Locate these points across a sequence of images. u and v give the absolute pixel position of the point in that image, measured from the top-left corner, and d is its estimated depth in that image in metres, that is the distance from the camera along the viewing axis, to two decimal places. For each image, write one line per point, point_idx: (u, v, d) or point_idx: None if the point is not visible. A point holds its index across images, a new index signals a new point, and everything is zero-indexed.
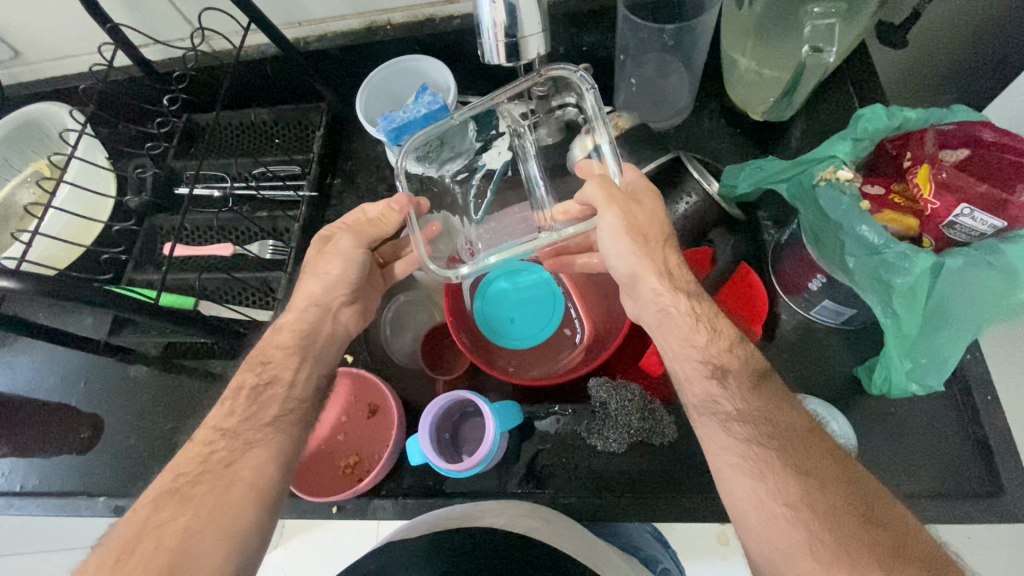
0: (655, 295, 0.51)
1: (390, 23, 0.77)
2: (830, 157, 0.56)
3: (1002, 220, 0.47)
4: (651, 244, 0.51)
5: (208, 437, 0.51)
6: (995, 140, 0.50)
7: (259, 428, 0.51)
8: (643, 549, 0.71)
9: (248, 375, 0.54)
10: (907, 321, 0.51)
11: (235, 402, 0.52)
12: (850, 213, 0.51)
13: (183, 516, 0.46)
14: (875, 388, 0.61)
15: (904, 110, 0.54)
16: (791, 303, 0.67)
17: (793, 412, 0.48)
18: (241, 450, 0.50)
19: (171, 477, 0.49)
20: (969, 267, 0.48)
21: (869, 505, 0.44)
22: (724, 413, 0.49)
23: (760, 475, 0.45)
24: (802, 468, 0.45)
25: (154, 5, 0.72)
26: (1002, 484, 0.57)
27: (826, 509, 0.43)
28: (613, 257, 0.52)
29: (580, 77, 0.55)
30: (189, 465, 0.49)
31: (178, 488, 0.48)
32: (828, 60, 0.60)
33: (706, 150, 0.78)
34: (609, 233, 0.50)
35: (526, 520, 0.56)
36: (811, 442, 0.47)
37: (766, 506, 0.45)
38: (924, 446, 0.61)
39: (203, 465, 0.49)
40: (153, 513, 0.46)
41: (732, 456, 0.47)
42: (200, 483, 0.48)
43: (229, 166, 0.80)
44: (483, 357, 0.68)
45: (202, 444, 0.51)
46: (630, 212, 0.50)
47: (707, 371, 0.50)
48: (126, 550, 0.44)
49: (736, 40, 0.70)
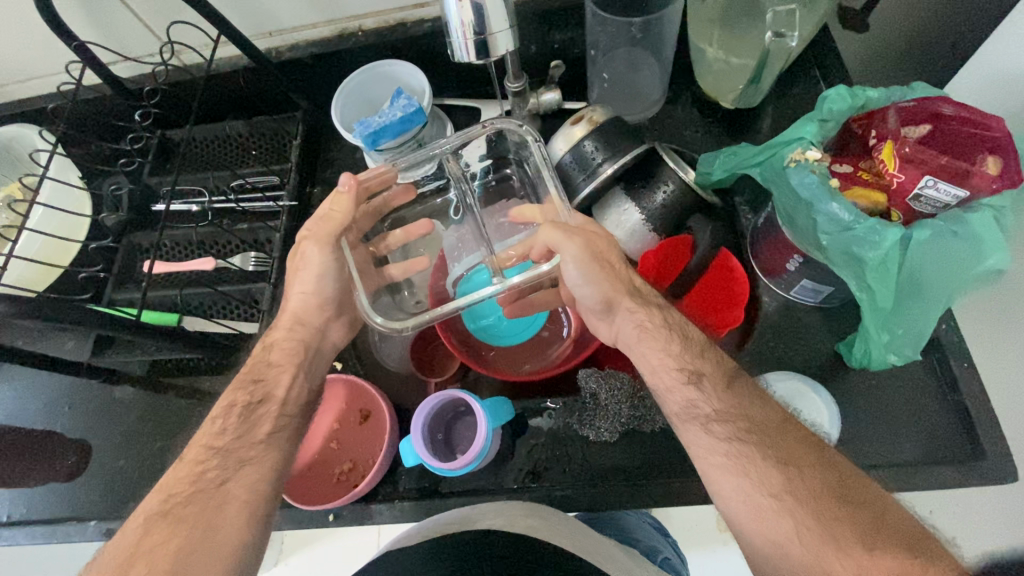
0: (628, 312, 0.53)
1: (361, 30, 0.77)
2: (798, 139, 0.57)
3: (964, 189, 0.49)
4: (614, 268, 0.53)
5: (198, 456, 0.50)
6: (953, 114, 0.51)
7: (252, 446, 0.51)
8: (641, 541, 0.70)
9: (240, 393, 0.53)
10: (881, 293, 0.52)
11: (225, 420, 0.51)
12: (820, 192, 0.52)
13: (175, 538, 0.45)
14: (855, 361, 0.63)
15: (866, 90, 0.56)
16: (773, 285, 0.69)
17: (766, 405, 0.49)
18: (235, 469, 0.49)
19: (161, 497, 0.48)
20: (936, 238, 0.50)
21: (846, 486, 0.44)
22: (704, 415, 0.48)
23: (742, 471, 0.45)
24: (782, 458, 0.45)
25: (121, 21, 0.71)
26: (984, 449, 0.59)
27: (808, 493, 0.44)
28: (585, 288, 0.53)
29: (524, 132, 0.60)
30: (181, 484, 0.48)
31: (169, 509, 0.47)
32: (790, 45, 0.62)
33: (681, 139, 0.79)
34: (576, 268, 0.51)
35: (524, 520, 0.55)
36: (787, 429, 0.48)
37: (754, 499, 0.44)
38: (908, 418, 0.62)
39: (195, 484, 0.48)
40: (145, 532, 0.45)
41: (717, 455, 0.46)
42: (189, 500, 0.47)
43: (207, 180, 0.81)
44: (473, 355, 0.70)
45: (193, 462, 0.49)
46: (589, 241, 0.52)
47: (684, 378, 0.50)
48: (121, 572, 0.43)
49: (702, 31, 0.71)
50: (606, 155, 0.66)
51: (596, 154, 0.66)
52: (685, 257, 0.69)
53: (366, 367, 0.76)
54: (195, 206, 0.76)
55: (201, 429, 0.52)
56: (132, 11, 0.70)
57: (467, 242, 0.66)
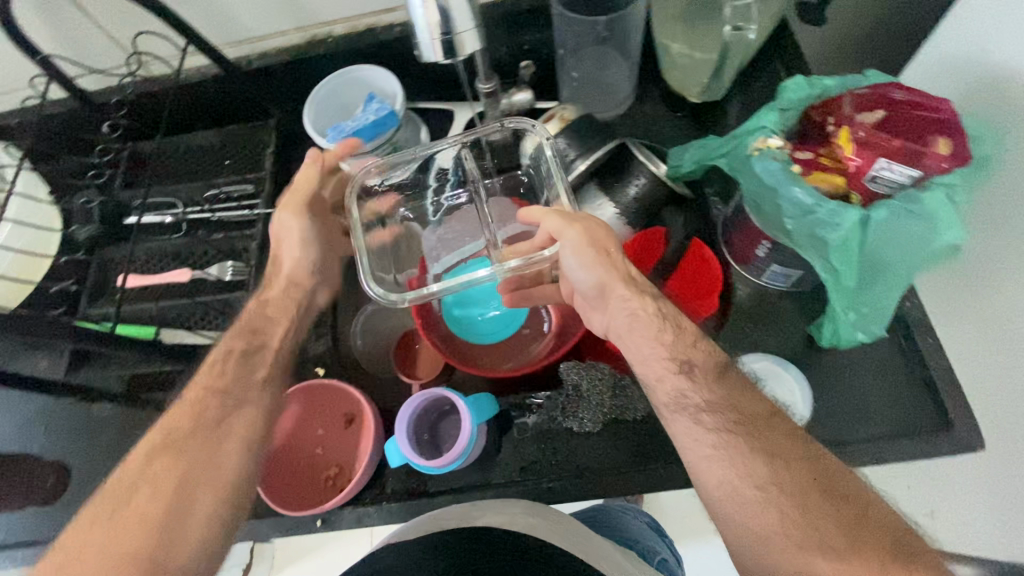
0: (621, 299, 0.52)
1: (331, 37, 0.77)
2: (761, 128, 0.59)
3: (918, 169, 0.51)
4: (612, 257, 0.53)
5: (198, 394, 0.51)
6: (904, 99, 0.53)
7: (252, 387, 0.53)
8: (640, 540, 0.71)
9: (237, 340, 0.55)
10: (845, 273, 0.55)
11: (224, 362, 0.53)
12: (782, 178, 0.54)
13: (176, 467, 0.47)
14: (825, 341, 0.65)
15: (822, 79, 0.59)
16: (745, 272, 0.70)
17: (756, 398, 0.49)
18: (235, 408, 0.51)
19: (163, 433, 0.49)
20: (894, 218, 0.52)
21: (830, 476, 0.45)
22: (694, 405, 0.48)
23: (730, 462, 0.46)
24: (769, 450, 0.46)
25: (87, 33, 0.71)
26: (951, 419, 0.61)
27: (793, 484, 0.44)
28: (580, 274, 0.53)
29: (537, 129, 0.61)
30: (181, 420, 0.49)
31: (170, 440, 0.48)
32: (748, 37, 0.65)
33: (652, 134, 0.81)
34: (575, 255, 0.52)
35: (523, 518, 0.55)
36: (775, 423, 0.48)
37: (741, 490, 0.44)
38: (878, 392, 0.65)
39: (195, 419, 0.49)
40: (148, 463, 0.46)
41: (704, 447, 0.47)
42: (190, 438, 0.48)
43: (179, 192, 0.80)
44: (456, 354, 0.70)
45: (192, 401, 0.50)
46: (589, 229, 0.53)
47: (676, 368, 0.49)
48: (124, 496, 0.45)
49: (667, 28, 0.74)
50: (578, 152, 0.68)
51: (568, 151, 0.68)
52: (656, 255, 0.71)
53: (349, 371, 0.76)
54: (169, 218, 0.75)
55: (201, 372, 0.53)
56: (95, 22, 0.70)
57: (450, 241, 0.67)
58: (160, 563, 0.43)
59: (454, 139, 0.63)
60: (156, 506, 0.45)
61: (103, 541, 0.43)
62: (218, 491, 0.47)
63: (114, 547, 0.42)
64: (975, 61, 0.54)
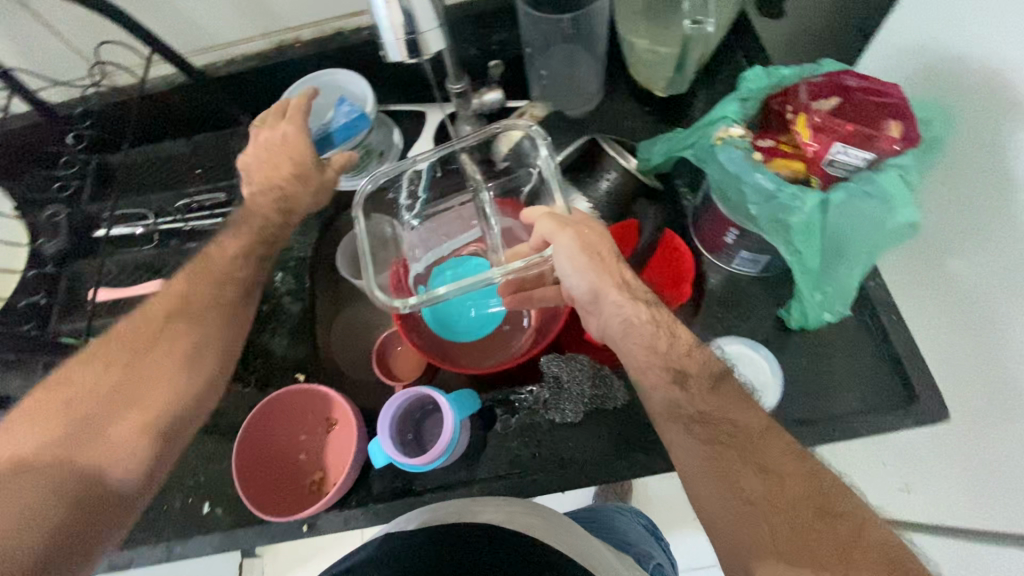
0: (615, 304, 0.52)
1: (299, 42, 0.77)
2: (722, 118, 0.61)
3: (870, 152, 0.53)
4: (605, 260, 0.53)
5: (210, 275, 0.59)
6: (856, 85, 0.55)
7: (253, 279, 0.61)
8: (636, 544, 0.71)
9: (255, 247, 0.62)
10: (809, 255, 0.57)
11: (238, 253, 0.61)
12: (745, 165, 0.56)
13: (187, 334, 0.55)
14: (794, 321, 0.68)
15: (780, 69, 0.61)
16: (715, 260, 0.72)
17: (748, 411, 0.49)
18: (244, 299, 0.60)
19: (178, 300, 0.56)
20: (852, 199, 0.54)
21: (828, 495, 0.44)
22: (687, 415, 0.50)
23: (721, 474, 0.47)
24: (762, 464, 0.46)
25: (47, 44, 0.70)
26: (916, 392, 0.63)
27: (785, 500, 0.44)
28: (573, 279, 0.54)
29: (533, 132, 0.61)
30: (190, 294, 0.57)
31: (182, 307, 0.56)
32: (708, 30, 0.69)
33: (621, 129, 0.82)
34: (568, 259, 0.53)
35: (522, 516, 0.53)
36: (769, 437, 0.48)
37: (732, 501, 0.45)
38: (847, 370, 0.67)
39: (202, 294, 0.57)
40: (163, 325, 0.54)
41: (696, 459, 0.48)
42: (204, 312, 0.56)
43: (151, 203, 0.80)
44: (438, 351, 0.71)
45: (218, 275, 0.59)
46: (582, 233, 0.53)
47: (669, 377, 0.51)
48: (140, 351, 0.53)
49: (631, 23, 0.75)
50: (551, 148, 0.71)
51: None
52: (631, 245, 0.71)
53: (331, 375, 0.76)
54: (139, 229, 0.76)
55: (215, 255, 0.60)
56: (54, 32, 0.69)
57: (431, 239, 0.70)
58: (166, 413, 0.51)
59: (453, 143, 0.65)
60: (170, 362, 0.53)
61: (120, 381, 0.51)
62: (221, 362, 0.56)
63: (131, 391, 0.50)
64: (925, 47, 0.57)
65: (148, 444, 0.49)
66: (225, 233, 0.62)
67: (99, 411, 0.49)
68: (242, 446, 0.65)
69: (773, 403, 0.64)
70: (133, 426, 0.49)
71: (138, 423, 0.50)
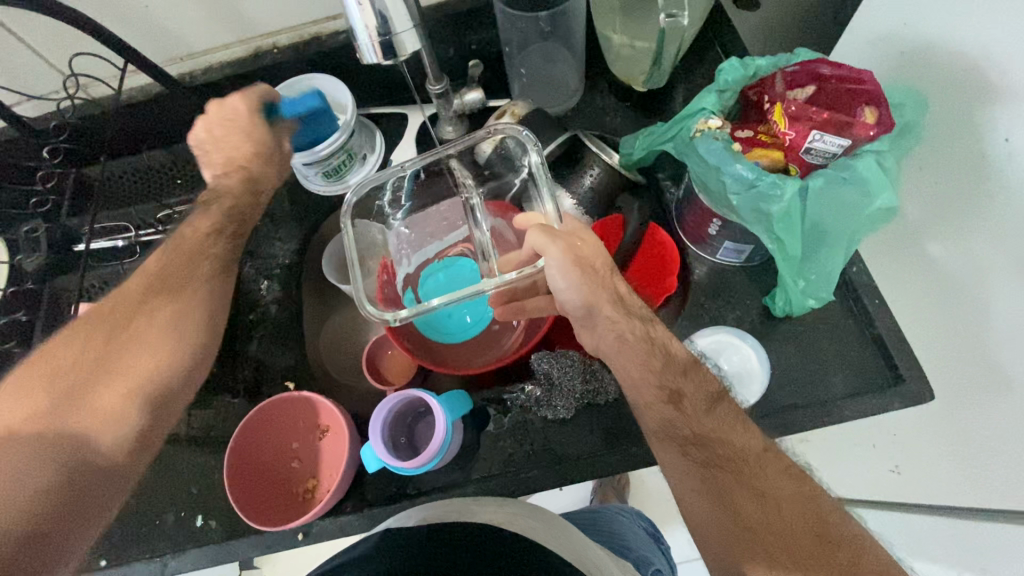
0: (608, 319, 0.54)
1: (276, 48, 0.77)
2: (701, 110, 0.61)
3: (847, 138, 0.53)
4: (597, 273, 0.54)
5: (191, 246, 0.57)
6: (831, 72, 0.56)
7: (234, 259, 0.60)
8: (635, 549, 0.72)
9: (227, 225, 0.60)
10: (790, 243, 0.57)
11: (212, 228, 0.59)
12: (724, 156, 0.56)
13: (174, 302, 0.53)
14: (779, 310, 0.68)
15: (755, 60, 0.61)
16: (700, 252, 0.73)
17: (744, 434, 0.51)
18: (223, 268, 0.58)
19: (158, 275, 0.54)
20: (829, 185, 0.55)
21: (825, 521, 0.45)
22: (682, 437, 0.50)
23: (717, 500, 0.47)
24: (758, 487, 0.47)
25: (20, 59, 0.69)
26: (901, 372, 0.64)
27: (785, 526, 0.45)
28: (567, 293, 0.54)
29: (525, 138, 0.62)
30: (173, 264, 0.55)
31: (164, 279, 0.54)
32: (683, 24, 0.68)
33: (603, 125, 0.83)
34: (559, 272, 0.53)
35: (523, 519, 0.54)
36: (764, 462, 0.49)
37: (730, 526, 0.46)
38: (835, 353, 0.68)
39: (188, 260, 0.56)
40: (144, 299, 0.52)
41: (690, 484, 0.48)
42: (185, 286, 0.54)
43: (131, 215, 0.79)
44: (426, 354, 0.71)
45: (188, 248, 0.57)
46: (572, 246, 0.54)
47: (664, 396, 0.52)
48: (125, 320, 0.50)
49: (607, 21, 0.77)
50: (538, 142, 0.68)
51: None
52: (616, 241, 0.72)
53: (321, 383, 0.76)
54: (120, 243, 0.75)
55: (188, 235, 0.58)
56: (27, 45, 0.68)
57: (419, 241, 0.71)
58: (159, 383, 0.49)
59: (443, 150, 0.65)
60: (153, 330, 0.51)
61: (105, 353, 0.48)
62: (201, 335, 0.54)
63: (114, 361, 0.48)
64: (897, 34, 0.57)
65: (132, 416, 0.47)
66: (197, 213, 0.60)
67: (80, 381, 0.46)
68: (233, 459, 0.64)
69: (749, 402, 0.65)
70: (123, 398, 0.47)
71: (121, 389, 0.47)
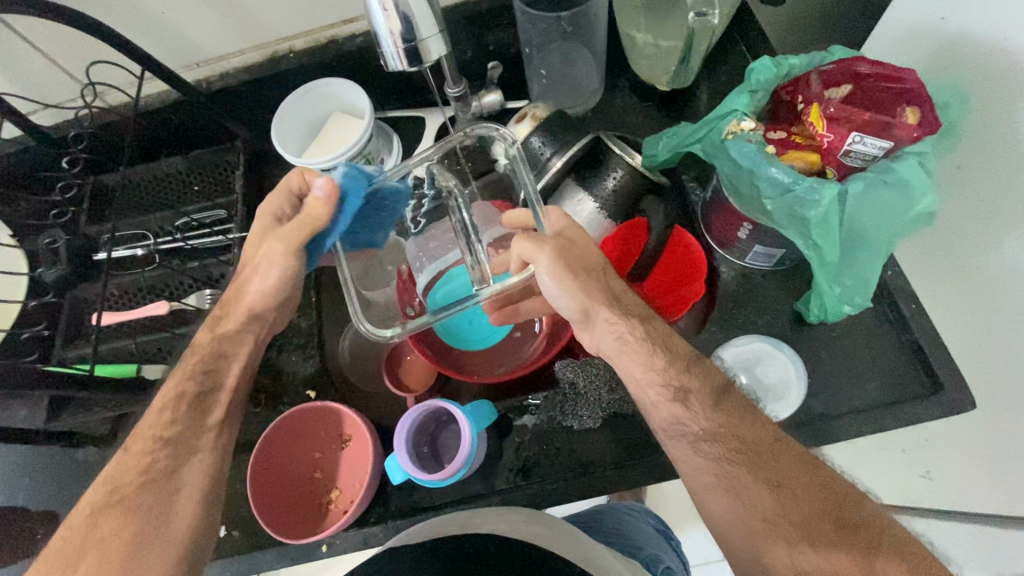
0: (606, 322, 0.50)
1: (292, 51, 0.76)
2: (732, 112, 0.59)
3: (888, 141, 0.52)
4: (588, 277, 0.50)
5: (146, 446, 0.47)
6: (870, 71, 0.54)
7: (205, 431, 0.50)
8: (644, 548, 0.70)
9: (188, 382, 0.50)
10: (827, 249, 0.55)
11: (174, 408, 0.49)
12: (758, 159, 0.54)
13: (128, 527, 0.44)
14: (812, 316, 0.66)
15: (788, 59, 0.59)
16: (727, 255, 0.71)
17: (758, 425, 0.46)
18: (187, 456, 0.48)
19: (107, 487, 0.46)
20: (870, 189, 0.53)
21: (843, 505, 0.42)
22: (692, 434, 0.46)
23: (733, 491, 0.43)
24: (774, 478, 0.43)
25: (38, 68, 0.69)
26: (941, 382, 0.62)
27: (799, 515, 0.41)
28: (560, 299, 0.49)
29: (501, 134, 0.58)
30: (128, 475, 0.46)
31: (118, 499, 0.45)
32: (712, 22, 0.67)
33: (625, 126, 0.81)
34: (550, 277, 0.49)
35: (528, 525, 0.52)
36: (777, 451, 0.45)
37: (744, 521, 0.42)
38: (868, 359, 0.66)
39: (149, 471, 0.47)
40: (90, 527, 0.44)
41: (705, 476, 0.44)
42: (142, 494, 0.46)
43: (150, 223, 0.78)
44: (445, 360, 0.70)
45: (140, 453, 0.47)
46: (560, 249, 0.49)
47: (670, 395, 0.47)
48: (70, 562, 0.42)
49: (629, 18, 0.74)
50: (553, 149, 0.67)
51: (544, 149, 0.68)
52: (640, 243, 0.70)
53: (340, 390, 0.75)
54: (139, 251, 0.74)
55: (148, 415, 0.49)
56: (41, 52, 0.67)
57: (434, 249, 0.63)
58: None
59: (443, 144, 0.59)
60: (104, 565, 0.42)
61: None
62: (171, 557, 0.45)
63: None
64: (933, 30, 0.55)
65: None
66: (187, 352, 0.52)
67: None
68: (257, 473, 0.63)
69: (782, 416, 0.62)
70: None
71: None
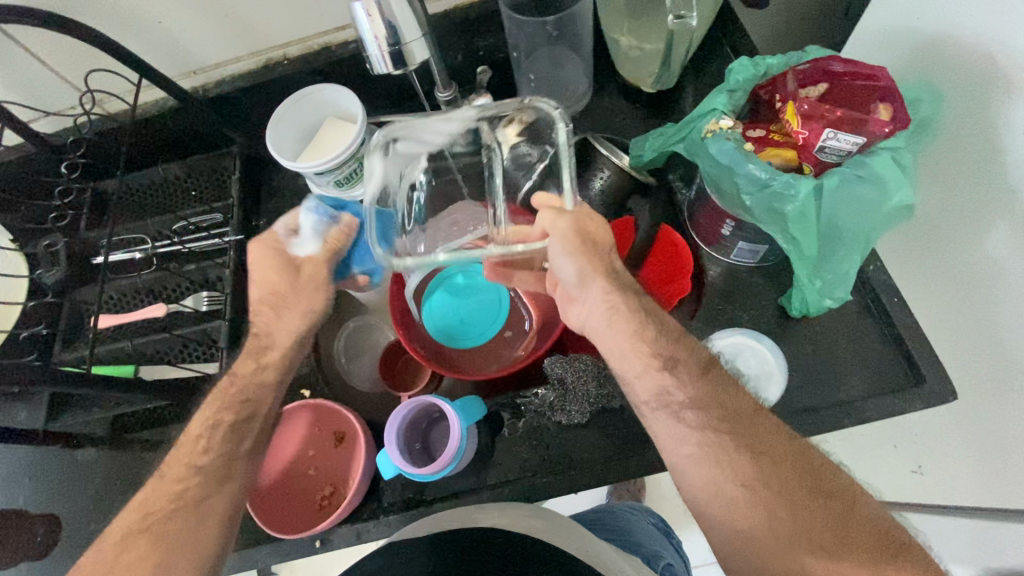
0: (602, 288, 0.50)
1: (286, 58, 0.78)
2: (711, 111, 0.61)
3: (861, 136, 0.53)
4: (597, 247, 0.50)
5: (179, 474, 0.49)
6: (844, 69, 0.55)
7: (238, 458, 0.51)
8: (644, 543, 0.71)
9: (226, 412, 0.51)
10: (804, 243, 0.57)
11: (209, 437, 0.50)
12: (736, 156, 0.56)
13: (162, 521, 0.47)
14: (795, 310, 0.68)
15: (766, 60, 0.61)
16: (713, 252, 0.72)
17: (740, 394, 0.47)
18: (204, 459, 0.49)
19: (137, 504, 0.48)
20: (844, 184, 0.54)
21: (817, 471, 0.44)
22: (677, 402, 0.46)
23: (714, 460, 0.44)
24: (756, 446, 0.44)
25: (39, 77, 0.71)
26: (925, 374, 0.63)
27: (780, 483, 0.43)
28: (561, 261, 0.50)
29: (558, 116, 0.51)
30: (158, 503, 0.48)
31: (147, 525, 0.46)
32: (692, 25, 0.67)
33: (613, 127, 0.83)
34: (560, 240, 0.49)
35: (524, 520, 0.51)
36: (758, 421, 0.46)
37: (725, 497, 0.43)
38: (852, 351, 0.67)
39: (174, 493, 0.48)
40: None
41: (688, 444, 0.45)
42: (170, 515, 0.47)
43: (147, 226, 0.80)
44: (438, 359, 0.69)
45: (172, 480, 0.48)
46: (581, 218, 0.50)
47: (659, 363, 0.47)
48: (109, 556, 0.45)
49: (614, 22, 0.76)
50: None
51: None
52: (628, 241, 0.70)
53: (335, 389, 0.76)
54: (138, 254, 0.75)
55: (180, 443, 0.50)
56: (42, 61, 0.69)
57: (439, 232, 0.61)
58: None
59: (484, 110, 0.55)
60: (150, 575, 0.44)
61: None
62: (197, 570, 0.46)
63: None
64: (908, 28, 0.56)
65: None
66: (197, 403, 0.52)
67: None
68: None
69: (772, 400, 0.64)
70: None
71: None
